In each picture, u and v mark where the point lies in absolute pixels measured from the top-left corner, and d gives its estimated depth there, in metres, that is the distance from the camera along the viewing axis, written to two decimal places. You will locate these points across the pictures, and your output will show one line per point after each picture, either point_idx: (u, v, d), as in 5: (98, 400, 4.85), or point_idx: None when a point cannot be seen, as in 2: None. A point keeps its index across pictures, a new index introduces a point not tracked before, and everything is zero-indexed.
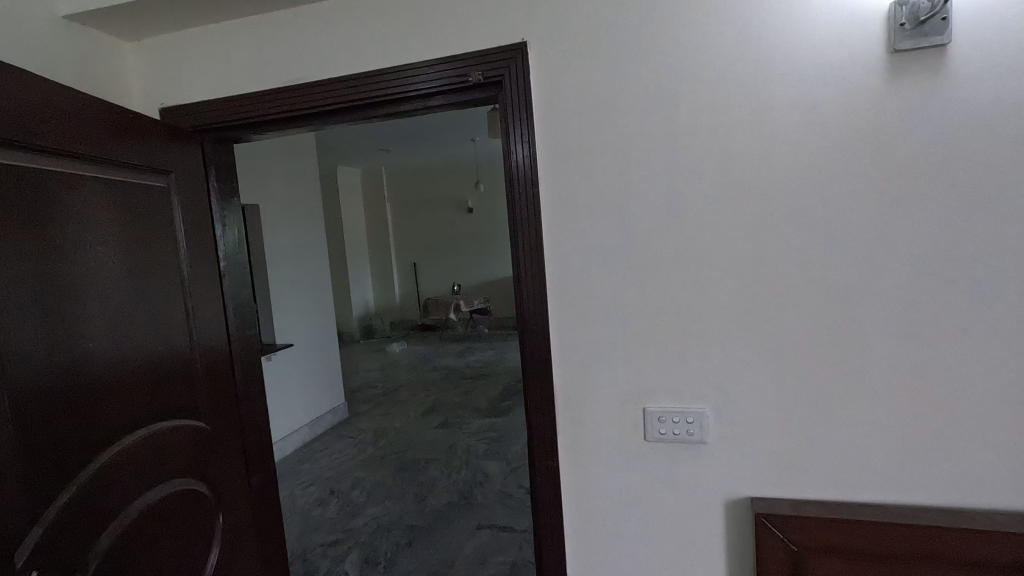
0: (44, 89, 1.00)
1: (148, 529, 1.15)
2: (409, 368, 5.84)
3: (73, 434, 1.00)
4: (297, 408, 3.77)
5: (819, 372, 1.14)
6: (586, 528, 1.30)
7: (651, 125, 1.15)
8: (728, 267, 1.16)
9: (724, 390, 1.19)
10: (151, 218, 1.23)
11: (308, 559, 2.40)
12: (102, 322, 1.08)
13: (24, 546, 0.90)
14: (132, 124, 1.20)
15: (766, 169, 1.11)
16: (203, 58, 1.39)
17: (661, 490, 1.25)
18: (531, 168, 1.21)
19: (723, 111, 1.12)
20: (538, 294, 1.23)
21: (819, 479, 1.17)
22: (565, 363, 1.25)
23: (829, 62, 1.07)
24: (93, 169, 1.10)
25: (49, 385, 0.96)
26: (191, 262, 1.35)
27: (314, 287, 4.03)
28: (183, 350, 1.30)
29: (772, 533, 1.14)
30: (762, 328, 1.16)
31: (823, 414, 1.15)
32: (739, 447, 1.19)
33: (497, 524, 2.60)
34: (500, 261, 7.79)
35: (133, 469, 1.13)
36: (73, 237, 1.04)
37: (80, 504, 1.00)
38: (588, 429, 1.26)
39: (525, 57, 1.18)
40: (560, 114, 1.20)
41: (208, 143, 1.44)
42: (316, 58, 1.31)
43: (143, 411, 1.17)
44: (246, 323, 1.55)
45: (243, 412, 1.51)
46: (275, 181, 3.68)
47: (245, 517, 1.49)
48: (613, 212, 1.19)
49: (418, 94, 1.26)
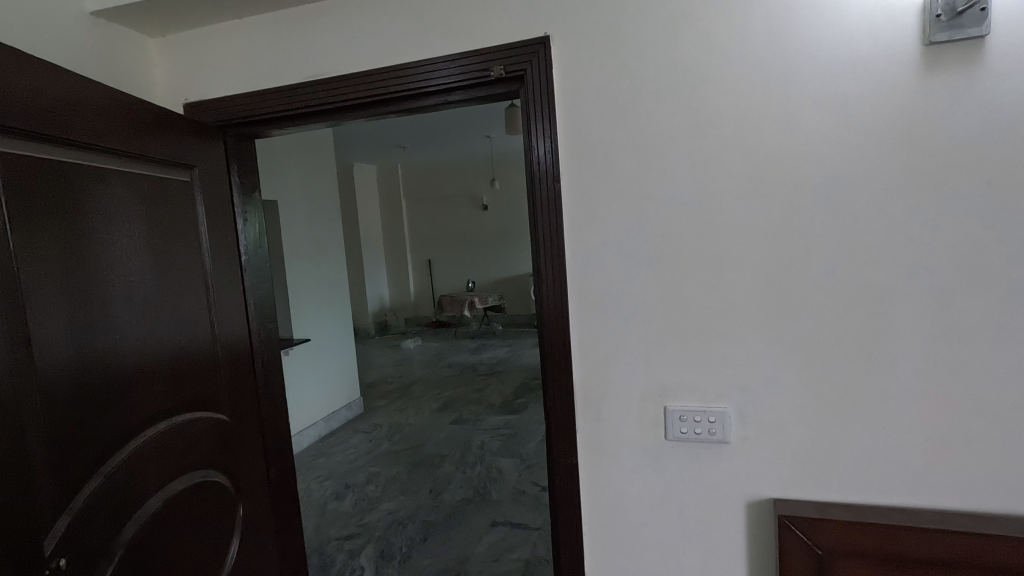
0: (71, 83, 1.01)
1: (169, 521, 1.16)
2: (424, 364, 5.87)
3: (99, 425, 1.02)
4: (313, 402, 3.80)
5: (846, 372, 1.11)
6: (605, 526, 1.29)
7: (675, 120, 1.14)
8: (753, 265, 1.14)
9: (747, 390, 1.17)
10: (176, 211, 1.25)
11: (324, 552, 2.42)
12: (127, 313, 1.09)
13: (53, 533, 0.91)
14: (157, 118, 1.21)
15: (794, 164, 1.09)
16: (226, 54, 1.40)
17: (682, 489, 1.23)
18: (552, 163, 1.20)
19: (751, 106, 1.10)
20: (559, 291, 1.22)
21: (844, 481, 1.14)
22: (585, 361, 1.24)
23: (861, 55, 1.04)
24: (118, 162, 1.11)
25: (75, 377, 0.97)
26: (214, 257, 1.36)
27: (331, 282, 4.06)
28: (205, 343, 1.31)
29: (796, 536, 1.11)
30: (789, 327, 1.13)
31: (850, 416, 1.12)
32: (763, 447, 1.17)
33: (512, 521, 2.60)
34: (515, 258, 7.78)
35: (155, 460, 1.14)
36: (101, 230, 1.05)
37: (104, 495, 1.02)
38: (607, 427, 1.25)
39: (547, 50, 1.17)
40: (582, 108, 1.18)
41: (230, 138, 1.45)
42: (337, 53, 1.31)
43: (166, 404, 1.18)
44: (267, 317, 1.56)
45: (263, 405, 1.53)
46: (293, 177, 3.72)
47: (264, 511, 1.51)
48: (635, 209, 1.18)
49: (438, 89, 1.25)
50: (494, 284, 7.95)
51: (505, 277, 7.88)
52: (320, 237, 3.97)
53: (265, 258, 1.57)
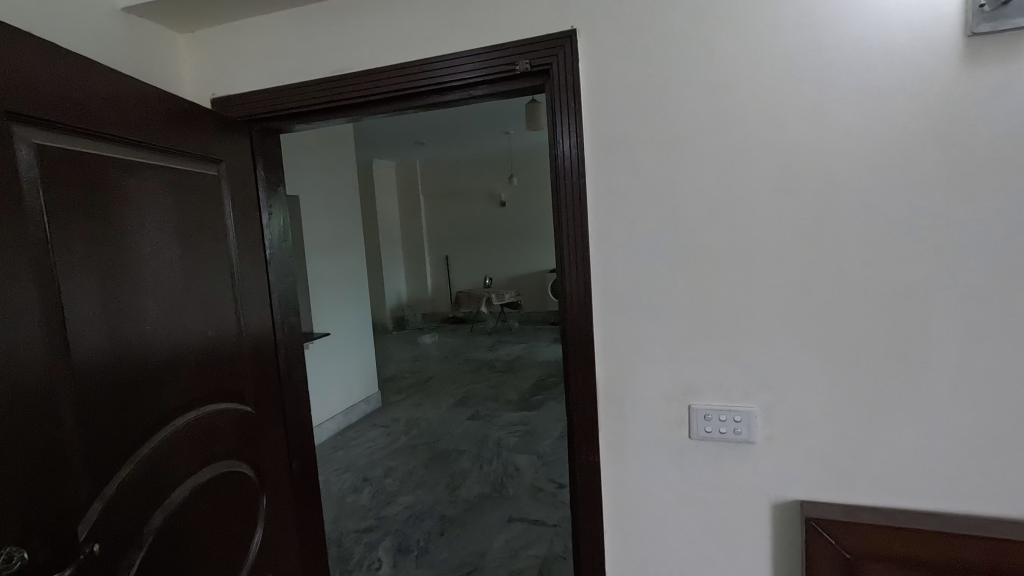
0: (102, 77, 1.03)
1: (195, 511, 1.18)
2: (441, 360, 5.90)
3: (130, 414, 1.04)
4: (332, 395, 3.85)
5: (878, 373, 1.09)
6: (626, 524, 1.28)
7: (703, 115, 1.12)
8: (782, 263, 1.12)
9: (774, 389, 1.15)
10: (204, 205, 1.26)
11: (343, 544, 2.45)
12: (157, 305, 1.11)
13: (87, 520, 0.93)
14: (186, 113, 1.23)
15: (827, 160, 1.07)
16: (253, 50, 1.42)
17: (704, 488, 1.22)
18: (577, 158, 1.19)
19: (781, 100, 1.08)
20: (583, 287, 1.21)
21: (872, 484, 1.12)
22: (607, 358, 1.24)
23: (900, 48, 1.01)
24: (149, 155, 1.13)
25: (108, 366, 0.99)
26: (240, 250, 1.37)
27: (350, 277, 4.10)
28: (231, 335, 1.32)
29: (822, 538, 1.09)
30: (818, 326, 1.11)
31: (879, 418, 1.10)
32: (790, 448, 1.15)
33: (528, 517, 2.59)
34: (533, 255, 7.76)
35: (183, 451, 1.16)
36: (133, 222, 1.07)
37: (134, 484, 1.03)
38: (630, 425, 1.24)
39: (574, 45, 1.16)
40: (609, 104, 1.17)
41: (257, 133, 1.47)
42: (362, 48, 1.31)
43: (194, 395, 1.20)
44: (291, 311, 1.57)
45: (287, 397, 1.54)
46: (314, 173, 3.75)
47: (286, 501, 1.53)
48: (661, 205, 1.16)
49: (462, 84, 1.25)
50: (510, 280, 7.95)
51: (521, 274, 7.87)
52: (340, 232, 4.01)
53: (289, 252, 1.58)
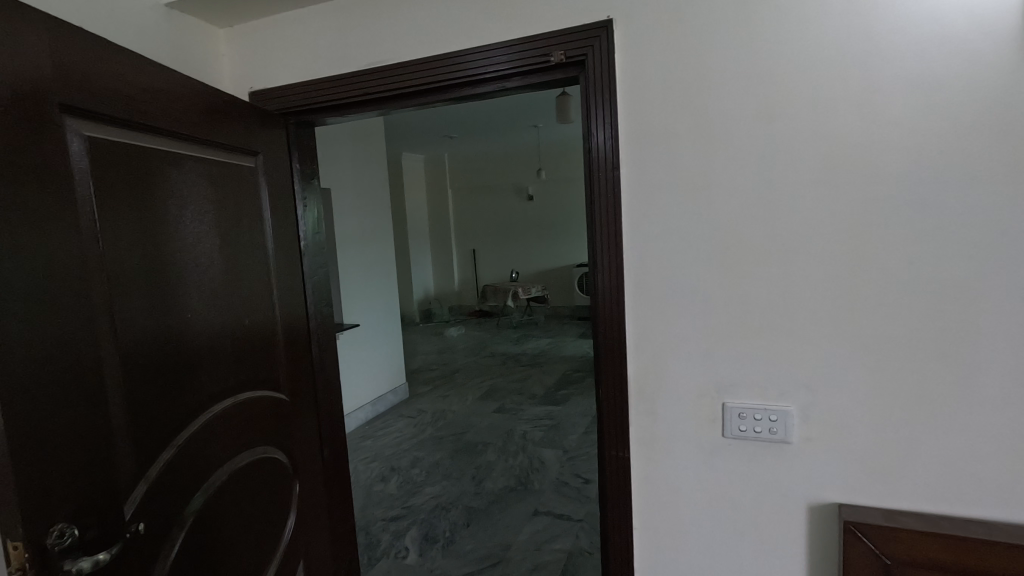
0: (148, 71, 1.05)
1: (232, 494, 1.22)
2: (467, 353, 5.93)
3: (172, 399, 1.07)
4: (360, 385, 3.91)
5: (923, 374, 1.05)
6: (655, 521, 1.27)
7: (743, 106, 1.09)
8: (823, 259, 1.08)
9: (812, 389, 1.12)
10: (242, 196, 1.29)
11: (370, 532, 2.49)
12: (198, 293, 1.14)
13: (132, 499, 0.97)
14: (226, 106, 1.25)
15: (874, 152, 1.03)
16: (289, 44, 1.44)
17: (737, 488, 1.20)
18: (611, 150, 1.17)
19: (824, 90, 1.04)
20: (615, 281, 1.20)
21: (915, 489, 1.08)
22: (639, 353, 1.22)
23: (955, 35, 0.97)
24: (190, 147, 1.15)
25: (152, 351, 1.02)
26: (276, 241, 1.40)
27: (378, 269, 4.14)
28: (267, 324, 1.35)
29: (862, 543, 1.06)
30: (859, 324, 1.08)
31: (924, 421, 1.06)
32: (827, 449, 1.12)
33: (554, 511, 2.60)
34: (560, 249, 7.72)
35: (221, 436, 1.19)
36: (175, 213, 1.10)
37: (175, 467, 1.06)
38: (662, 422, 1.23)
39: (610, 35, 1.14)
40: (644, 95, 1.15)
41: (292, 126, 1.49)
42: (396, 41, 1.32)
43: (232, 382, 1.23)
44: (323, 301, 1.60)
45: (319, 385, 1.57)
46: (344, 166, 3.79)
47: (318, 488, 1.56)
48: (697, 198, 1.14)
49: (496, 76, 1.24)
50: (537, 275, 7.93)
51: (548, 268, 7.84)
52: (369, 225, 4.06)
53: (322, 244, 1.61)
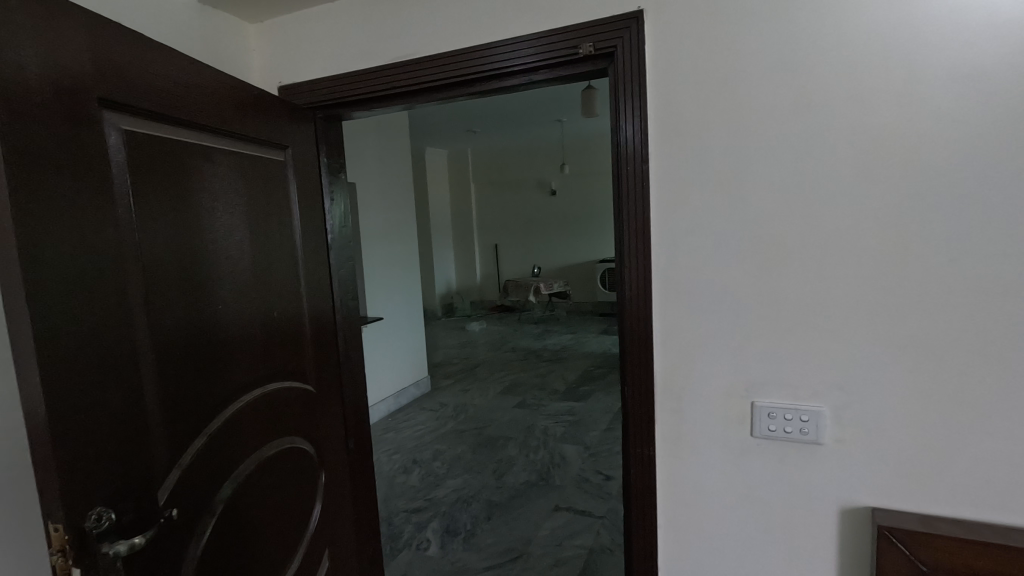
0: (183, 66, 1.07)
1: (260, 483, 1.24)
2: (489, 347, 5.95)
3: (205, 388, 1.09)
4: (383, 378, 3.95)
5: (965, 376, 1.01)
6: (681, 520, 1.25)
7: (778, 97, 1.06)
8: (859, 256, 1.05)
9: (846, 390, 1.09)
10: (271, 189, 1.31)
11: (393, 522, 2.52)
12: (228, 285, 1.16)
13: (165, 486, 0.99)
14: (256, 100, 1.27)
15: (915, 145, 0.99)
16: (317, 39, 1.45)
17: (766, 489, 1.17)
18: (640, 144, 1.15)
19: (863, 81, 1.01)
20: (642, 277, 1.18)
21: (953, 495, 1.04)
22: (666, 350, 1.20)
23: (1005, 20, 0.92)
24: (221, 141, 1.17)
25: (184, 342, 1.05)
26: (304, 233, 1.42)
27: (401, 263, 4.18)
28: (295, 316, 1.37)
29: (897, 550, 1.03)
30: (898, 324, 1.04)
31: (964, 425, 1.02)
32: (862, 452, 1.09)
33: (575, 507, 2.59)
34: (582, 245, 7.68)
35: (250, 426, 1.21)
36: (208, 206, 1.12)
37: (206, 455, 1.09)
38: (688, 420, 1.21)
39: (640, 26, 1.12)
40: (675, 88, 1.13)
41: (320, 120, 1.51)
42: (423, 35, 1.32)
43: (260, 372, 1.25)
44: (349, 294, 1.62)
45: (345, 377, 1.59)
46: (369, 160, 3.82)
47: (343, 479, 1.58)
48: (728, 192, 1.12)
49: (523, 69, 1.23)
50: (559, 270, 7.90)
51: (570, 263, 7.80)
52: (393, 219, 4.09)
53: (349, 237, 1.62)
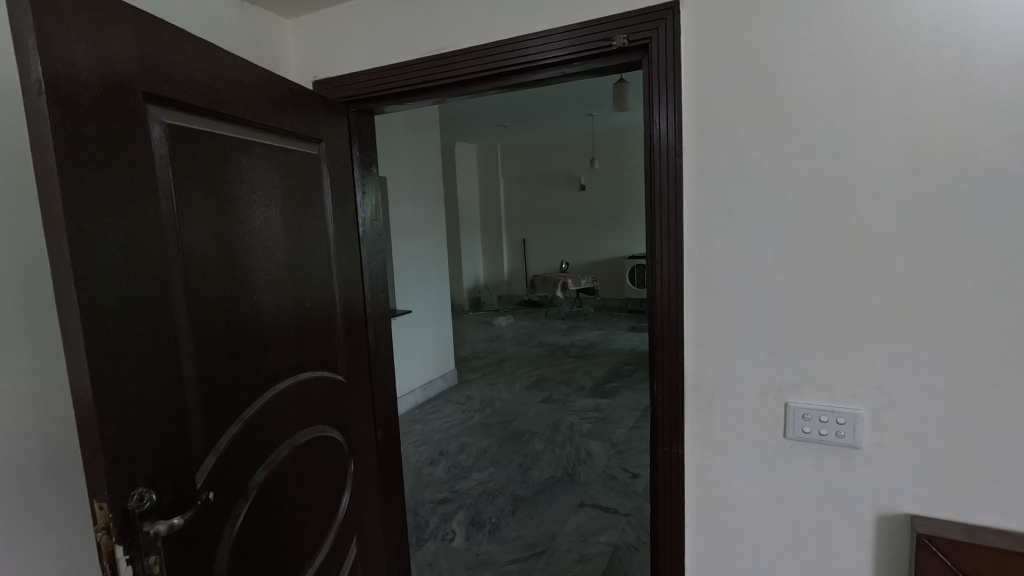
0: (222, 60, 1.09)
1: (292, 470, 1.27)
2: (516, 342, 5.96)
3: (240, 375, 1.12)
4: (411, 370, 4.00)
5: (1015, 381, 0.97)
6: (710, 521, 1.23)
7: (820, 89, 1.03)
8: (902, 254, 1.01)
9: (886, 392, 1.05)
10: (305, 182, 1.33)
11: (420, 513, 2.56)
12: (263, 275, 1.18)
13: (202, 469, 1.02)
14: (291, 94, 1.29)
15: (966, 139, 0.95)
16: (352, 34, 1.46)
17: (798, 492, 1.14)
18: (673, 137, 1.13)
19: (911, 72, 0.97)
20: (674, 273, 1.17)
21: (1000, 505, 1.00)
22: (696, 348, 1.18)
23: None
24: (258, 134, 1.19)
25: (222, 330, 1.07)
26: (337, 225, 1.44)
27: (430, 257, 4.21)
28: (327, 306, 1.39)
29: (938, 559, 0.99)
30: (942, 325, 1.00)
31: (1013, 431, 0.98)
32: (901, 457, 1.05)
33: (601, 504, 2.57)
34: (611, 241, 7.60)
35: (283, 414, 1.24)
36: (245, 198, 1.14)
37: (241, 441, 1.11)
38: (718, 420, 1.19)
39: (675, 17, 1.10)
40: (711, 81, 1.10)
41: (353, 114, 1.53)
42: (455, 28, 1.32)
43: (293, 362, 1.27)
44: (379, 286, 1.64)
45: (374, 368, 1.62)
46: (400, 154, 3.86)
47: (371, 468, 1.60)
48: (765, 187, 1.09)
49: (555, 62, 1.22)
50: (587, 266, 7.85)
51: (599, 259, 7.74)
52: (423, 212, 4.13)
53: (379, 231, 1.65)
